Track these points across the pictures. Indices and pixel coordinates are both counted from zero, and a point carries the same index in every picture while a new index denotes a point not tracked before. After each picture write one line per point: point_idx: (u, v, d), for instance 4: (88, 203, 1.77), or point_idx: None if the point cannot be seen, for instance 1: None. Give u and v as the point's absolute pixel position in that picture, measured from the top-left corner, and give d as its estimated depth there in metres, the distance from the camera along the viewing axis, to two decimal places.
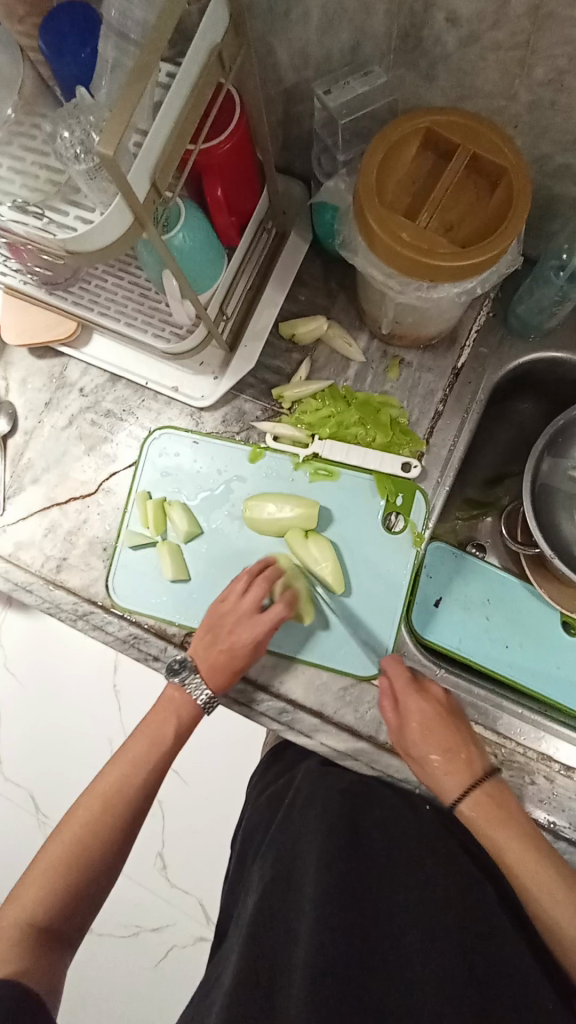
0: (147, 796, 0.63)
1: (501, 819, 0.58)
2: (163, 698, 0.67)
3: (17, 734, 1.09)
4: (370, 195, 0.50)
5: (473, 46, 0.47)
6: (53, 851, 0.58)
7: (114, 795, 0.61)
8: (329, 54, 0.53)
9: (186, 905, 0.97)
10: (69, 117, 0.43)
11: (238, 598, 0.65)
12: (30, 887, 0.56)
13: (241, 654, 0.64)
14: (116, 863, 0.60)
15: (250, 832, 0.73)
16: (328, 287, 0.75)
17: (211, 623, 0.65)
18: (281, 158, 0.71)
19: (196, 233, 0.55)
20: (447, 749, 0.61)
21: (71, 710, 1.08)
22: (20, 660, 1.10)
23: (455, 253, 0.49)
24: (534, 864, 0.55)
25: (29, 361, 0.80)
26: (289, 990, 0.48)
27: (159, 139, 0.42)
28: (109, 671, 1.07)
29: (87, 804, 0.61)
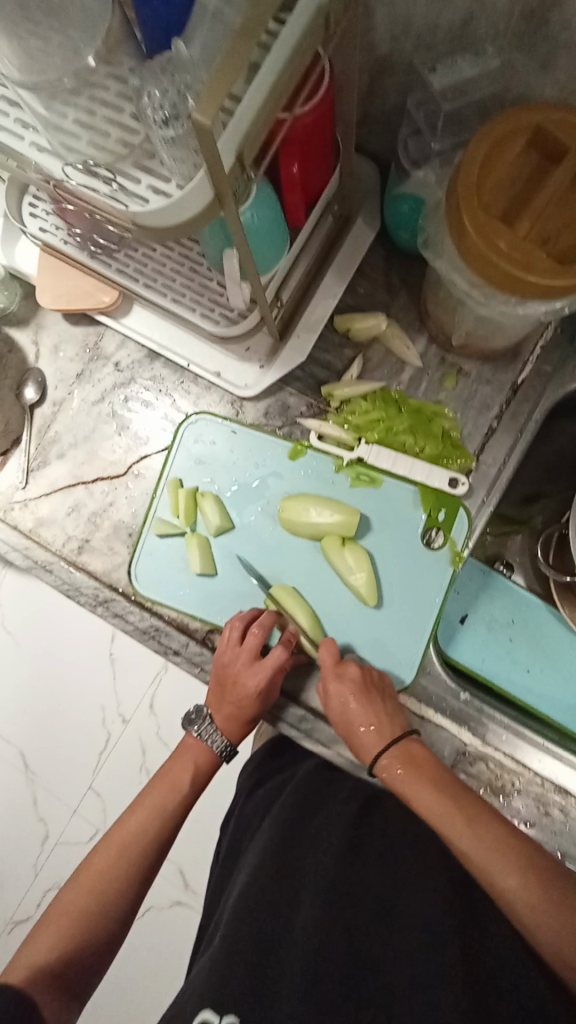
0: (164, 842, 0.63)
1: (430, 789, 0.56)
2: (183, 746, 0.68)
3: (13, 700, 1.08)
4: (469, 196, 0.46)
5: None
6: (72, 896, 0.58)
7: (133, 836, 0.62)
8: (437, 28, 0.48)
9: (165, 869, 0.98)
10: (160, 73, 0.37)
11: (235, 644, 0.64)
12: (46, 931, 0.56)
13: (251, 704, 0.63)
14: (133, 910, 0.60)
15: (245, 822, 0.72)
16: (389, 281, 0.70)
17: (218, 673, 0.65)
18: (357, 135, 0.65)
19: (266, 212, 0.50)
20: (363, 722, 0.61)
21: (68, 679, 1.07)
22: (21, 626, 1.08)
23: (552, 270, 0.45)
24: (473, 828, 0.53)
25: (63, 327, 0.75)
26: (281, 982, 0.47)
27: (252, 109, 0.38)
28: (106, 640, 1.06)
29: (107, 848, 0.61)
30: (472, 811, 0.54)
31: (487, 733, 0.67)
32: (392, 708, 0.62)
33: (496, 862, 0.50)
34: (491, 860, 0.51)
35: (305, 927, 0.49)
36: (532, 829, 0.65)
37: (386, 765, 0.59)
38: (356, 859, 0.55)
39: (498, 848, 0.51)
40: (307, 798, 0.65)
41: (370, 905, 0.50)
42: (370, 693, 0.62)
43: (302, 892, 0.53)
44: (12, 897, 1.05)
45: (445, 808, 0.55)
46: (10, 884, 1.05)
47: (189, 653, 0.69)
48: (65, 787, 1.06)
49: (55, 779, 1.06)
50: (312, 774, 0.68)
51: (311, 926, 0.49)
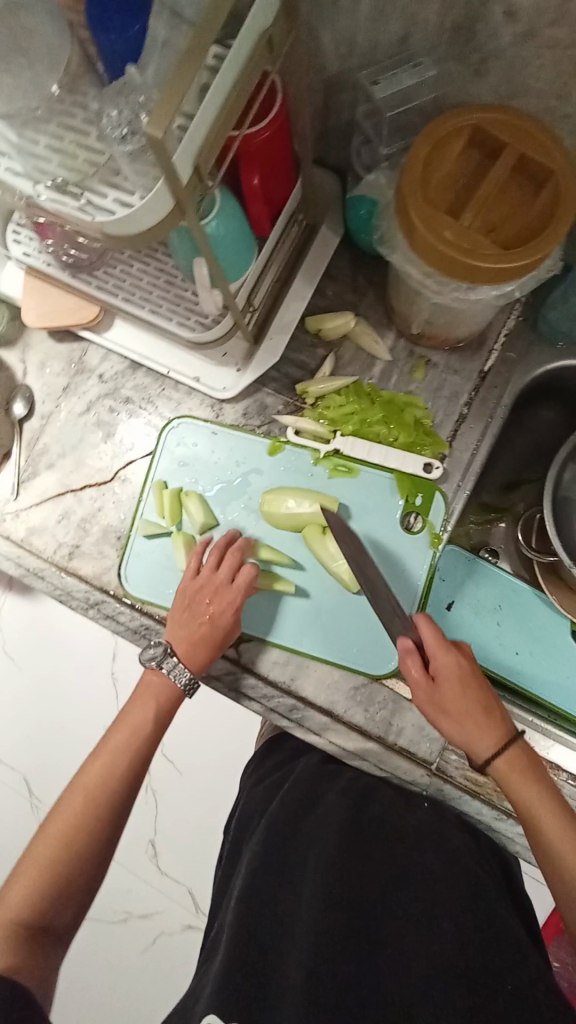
0: (130, 787, 0.63)
1: (532, 786, 0.58)
2: (145, 683, 0.67)
3: (14, 718, 1.08)
4: (414, 192, 0.49)
5: (528, 43, 0.46)
6: (40, 848, 0.58)
7: (99, 784, 0.61)
8: (377, 45, 0.52)
9: (175, 893, 0.97)
10: (117, 95, 0.42)
11: (211, 571, 0.66)
12: (14, 890, 0.55)
13: (226, 618, 0.65)
14: (103, 858, 0.59)
15: (246, 821, 0.73)
16: (355, 283, 0.74)
17: (189, 603, 0.66)
18: (316, 149, 0.69)
19: (230, 221, 0.54)
20: (477, 708, 0.60)
21: (66, 694, 1.07)
22: (20, 645, 1.09)
23: (497, 255, 0.48)
24: (552, 813, 0.56)
25: (49, 344, 0.79)
26: (283, 979, 0.49)
27: (205, 123, 0.41)
28: (108, 658, 1.07)
29: (72, 799, 0.61)
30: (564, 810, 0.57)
31: None
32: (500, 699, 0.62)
33: (566, 849, 0.54)
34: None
35: (304, 931, 0.51)
36: None
37: (477, 732, 0.59)
38: (355, 852, 0.56)
39: (558, 816, 0.56)
40: (304, 791, 0.66)
41: (368, 903, 0.53)
42: (484, 679, 0.61)
43: (301, 887, 0.56)
44: None
45: (540, 808, 0.57)
46: None
47: None
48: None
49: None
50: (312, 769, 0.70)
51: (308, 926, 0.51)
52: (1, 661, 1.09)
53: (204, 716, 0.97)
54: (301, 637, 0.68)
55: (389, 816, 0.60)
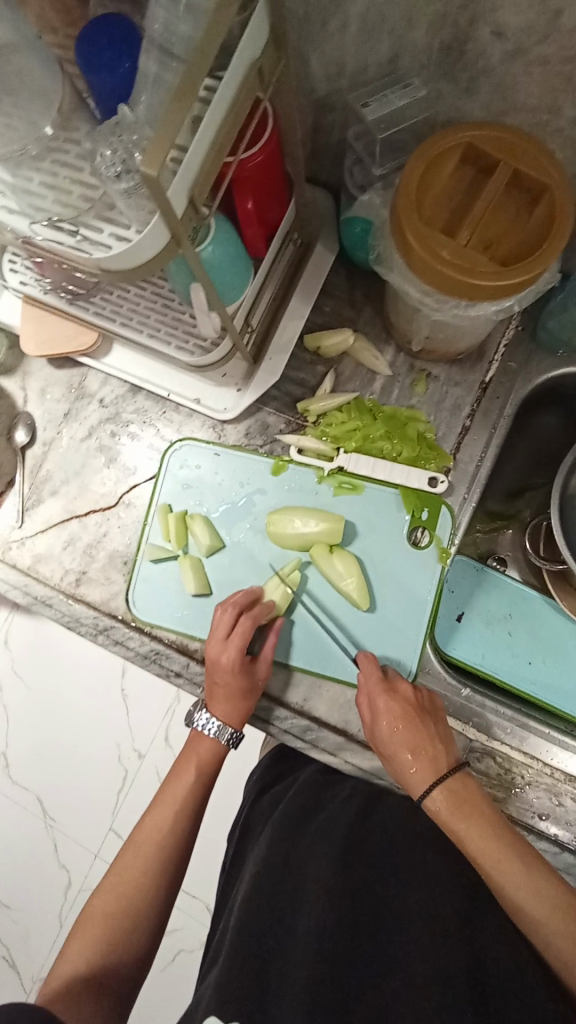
0: (181, 837, 0.63)
1: (478, 826, 0.55)
2: (188, 741, 0.68)
3: (25, 741, 1.08)
4: (409, 212, 0.49)
5: (518, 60, 0.46)
6: (100, 901, 0.59)
7: (150, 833, 0.62)
8: (366, 66, 0.52)
9: (193, 908, 0.96)
10: (109, 135, 0.41)
11: (214, 625, 0.65)
12: (77, 941, 0.57)
13: (242, 674, 0.63)
14: (163, 907, 0.60)
15: (250, 826, 0.73)
16: (352, 299, 0.74)
17: (208, 667, 0.64)
18: (308, 167, 0.69)
19: (226, 247, 0.54)
20: (414, 748, 0.60)
21: (79, 713, 1.07)
22: (29, 667, 1.09)
23: (496, 273, 0.48)
24: (498, 852, 0.53)
25: (49, 371, 0.79)
26: (283, 989, 0.48)
27: (198, 157, 0.41)
28: (117, 676, 1.07)
29: (127, 850, 0.62)
30: (521, 852, 0.53)
31: (493, 728, 0.68)
32: (444, 734, 0.62)
33: (520, 891, 0.51)
34: (538, 907, 0.50)
35: (307, 936, 0.50)
36: (548, 823, 0.65)
37: (418, 771, 0.59)
38: (358, 857, 0.57)
39: (512, 854, 0.53)
40: (308, 800, 0.66)
41: (372, 905, 0.52)
42: (422, 719, 0.61)
43: (303, 890, 0.55)
44: (38, 948, 1.03)
45: (492, 851, 0.53)
46: (35, 933, 1.03)
47: (191, 674, 0.70)
48: (84, 826, 1.05)
49: (72, 820, 1.06)
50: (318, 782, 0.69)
51: (312, 922, 0.51)
52: (11, 683, 1.09)
53: None
54: (311, 656, 0.67)
55: (394, 823, 0.60)
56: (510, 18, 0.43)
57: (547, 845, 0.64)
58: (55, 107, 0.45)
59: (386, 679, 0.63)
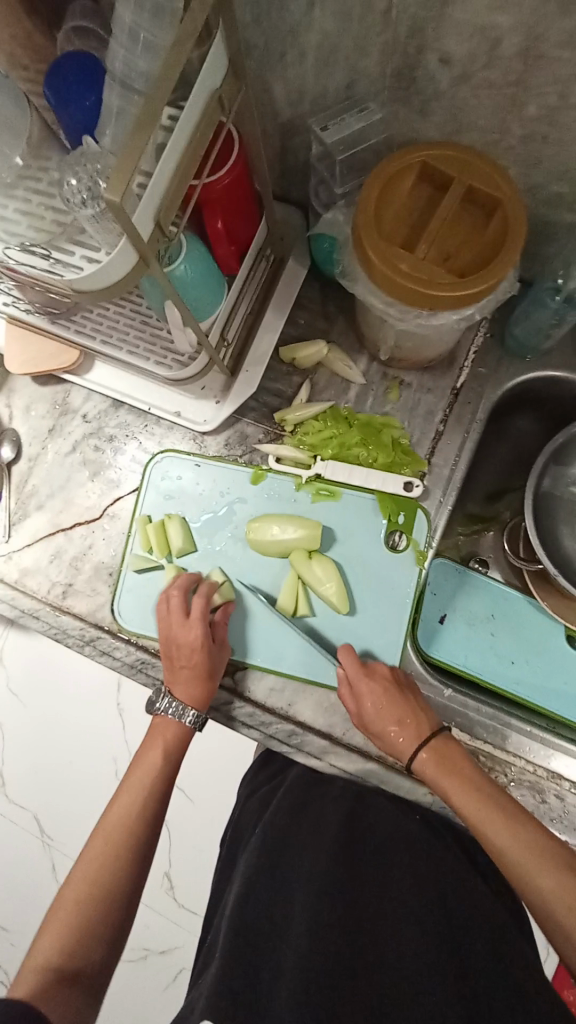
0: (150, 825, 0.63)
1: (458, 780, 0.57)
2: (153, 727, 0.68)
3: (21, 759, 1.07)
4: (369, 229, 0.51)
5: (466, 85, 0.49)
6: (69, 894, 0.58)
7: (119, 823, 0.62)
8: (325, 92, 0.55)
9: (192, 926, 0.94)
10: (75, 164, 0.44)
11: (172, 610, 0.66)
12: (46, 937, 0.55)
13: (205, 655, 0.65)
14: (132, 895, 0.60)
15: (241, 832, 0.72)
16: (326, 311, 0.76)
17: (167, 651, 0.66)
18: (278, 187, 0.72)
19: (197, 264, 0.56)
20: (397, 720, 0.61)
21: (74, 728, 1.06)
22: (25, 685, 1.07)
23: (453, 284, 0.50)
24: (482, 808, 0.55)
25: (32, 388, 0.81)
26: (276, 987, 0.48)
27: (161, 184, 0.43)
28: (113, 692, 1.05)
29: (93, 842, 0.61)
30: (502, 806, 0.55)
31: (474, 726, 0.69)
32: (426, 705, 0.63)
33: (511, 846, 0.53)
34: (524, 856, 0.52)
35: (299, 934, 0.51)
36: None
37: (405, 750, 0.61)
38: (350, 856, 0.57)
39: (497, 809, 0.55)
40: (296, 797, 0.66)
41: (368, 911, 0.53)
42: (403, 691, 0.63)
43: (296, 894, 0.55)
44: None
45: (472, 803, 0.56)
46: None
47: None
48: (81, 842, 1.05)
49: (70, 837, 1.05)
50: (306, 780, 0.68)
51: (306, 923, 0.51)
52: (4, 700, 1.07)
53: (207, 740, 0.96)
54: (295, 662, 0.68)
55: (383, 826, 0.61)
56: (454, 46, 0.46)
57: None
58: (25, 138, 0.47)
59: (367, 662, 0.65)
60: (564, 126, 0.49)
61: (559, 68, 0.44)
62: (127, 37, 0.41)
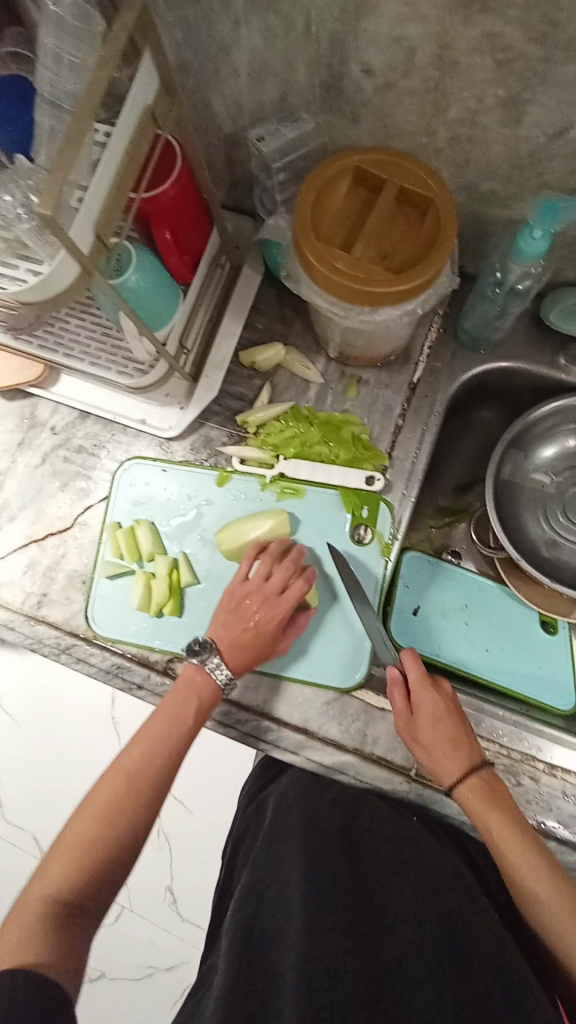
0: (163, 782, 0.60)
1: (501, 822, 0.58)
2: (180, 681, 0.64)
3: (17, 780, 1.05)
4: (306, 230, 0.53)
5: (390, 92, 0.51)
6: (73, 832, 0.57)
7: (138, 771, 0.60)
8: (261, 105, 0.57)
9: (195, 939, 0.92)
10: (9, 181, 0.46)
11: (259, 580, 0.66)
12: (54, 866, 0.55)
13: (267, 606, 0.65)
14: (137, 845, 0.59)
15: (239, 841, 0.72)
16: (283, 314, 0.78)
17: (231, 604, 0.66)
18: (230, 198, 0.74)
19: (148, 274, 0.58)
20: (447, 741, 0.62)
21: (68, 746, 1.03)
22: (18, 704, 1.04)
23: (390, 280, 0.52)
24: (523, 852, 0.56)
25: (1, 403, 0.82)
26: (282, 991, 0.47)
27: (98, 197, 0.45)
28: (106, 706, 1.02)
29: (111, 780, 0.59)
30: (538, 849, 0.57)
31: None
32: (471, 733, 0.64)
33: (545, 892, 0.54)
34: (554, 906, 0.54)
35: (299, 930, 0.50)
36: None
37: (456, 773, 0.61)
38: (347, 859, 0.57)
39: (535, 854, 0.56)
40: (295, 799, 0.65)
41: (369, 906, 0.53)
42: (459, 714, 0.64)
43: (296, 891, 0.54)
44: None
45: (510, 845, 0.57)
46: None
47: (153, 686, 0.71)
48: None
49: None
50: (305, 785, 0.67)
51: (304, 925, 0.50)
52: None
53: (200, 750, 0.93)
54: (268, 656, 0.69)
55: (380, 818, 0.62)
56: (375, 57, 0.48)
57: None
58: None
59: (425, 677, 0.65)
60: (486, 127, 0.51)
61: (472, 73, 0.47)
62: (54, 61, 0.43)
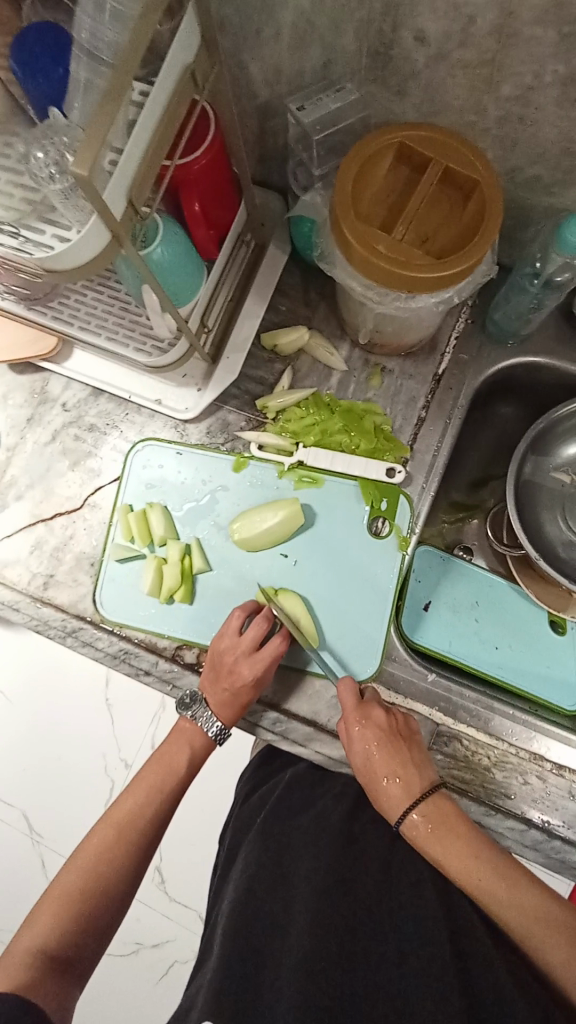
0: (156, 830, 0.64)
1: (455, 844, 0.55)
2: (177, 729, 0.69)
3: (9, 760, 1.02)
4: (346, 209, 0.51)
5: (442, 63, 0.48)
6: (68, 878, 0.59)
7: (131, 817, 0.63)
8: (302, 71, 0.54)
9: (184, 920, 0.91)
10: (42, 138, 0.43)
11: (235, 636, 0.65)
12: (44, 914, 0.57)
13: (245, 669, 0.63)
14: (130, 885, 0.62)
15: (237, 831, 0.71)
16: (307, 297, 0.76)
17: (213, 661, 0.65)
18: (258, 172, 0.71)
19: (175, 246, 0.55)
20: (388, 772, 0.60)
21: (64, 728, 1.02)
22: (16, 684, 1.02)
23: (432, 266, 0.50)
24: (474, 869, 0.54)
25: (11, 377, 0.79)
26: (279, 989, 0.49)
27: (133, 160, 0.42)
28: (100, 687, 1.01)
29: (103, 831, 0.62)
30: (494, 860, 0.54)
31: (458, 710, 0.69)
32: (420, 758, 0.61)
33: (505, 908, 0.51)
34: (520, 920, 0.51)
35: (299, 933, 0.51)
36: (515, 801, 0.66)
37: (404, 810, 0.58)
38: (350, 856, 0.57)
39: (490, 870, 0.53)
40: (295, 795, 0.65)
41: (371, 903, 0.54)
42: (396, 740, 0.61)
43: (295, 892, 0.55)
44: None
45: (470, 866, 0.54)
46: None
47: (160, 671, 0.70)
48: (70, 842, 1.01)
49: (59, 835, 1.01)
50: (306, 778, 0.67)
51: (306, 928, 0.51)
52: None
53: None
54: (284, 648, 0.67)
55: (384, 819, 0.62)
56: (429, 25, 0.45)
57: (515, 823, 0.65)
58: None
59: (361, 704, 0.63)
60: (539, 106, 0.49)
61: (533, 46, 0.44)
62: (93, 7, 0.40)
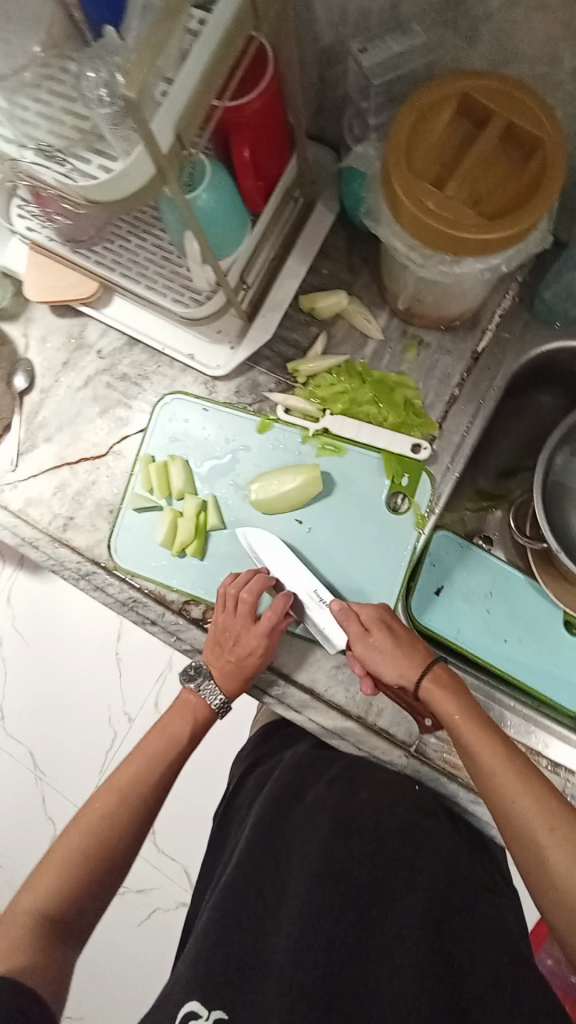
0: (157, 798, 0.64)
1: (454, 701, 0.58)
2: (180, 699, 0.69)
3: (19, 697, 1.06)
4: (398, 160, 0.49)
5: (518, 6, 0.45)
6: (68, 844, 0.59)
7: (132, 784, 0.63)
8: (368, 11, 0.51)
9: (171, 873, 0.93)
10: (95, 58, 0.43)
11: (233, 606, 0.65)
12: (44, 878, 0.57)
13: (248, 639, 0.64)
14: (131, 851, 0.62)
15: (239, 805, 0.73)
16: (351, 262, 0.74)
17: (217, 636, 0.66)
18: (314, 125, 0.69)
19: (221, 194, 0.54)
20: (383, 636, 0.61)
21: (73, 673, 1.05)
22: (31, 624, 1.06)
23: (482, 226, 0.48)
24: (487, 744, 0.55)
25: (50, 319, 0.80)
26: (268, 974, 0.50)
27: (185, 90, 0.41)
28: (112, 640, 1.04)
29: (104, 798, 0.62)
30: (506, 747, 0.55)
31: None
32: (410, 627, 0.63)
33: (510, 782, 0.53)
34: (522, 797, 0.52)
35: (292, 922, 0.52)
36: None
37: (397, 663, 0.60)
38: (343, 843, 0.57)
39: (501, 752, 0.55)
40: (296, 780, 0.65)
41: (365, 894, 0.54)
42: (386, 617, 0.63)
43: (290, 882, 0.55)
44: None
45: (483, 747, 0.55)
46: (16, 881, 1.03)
47: (165, 622, 0.71)
48: (71, 785, 1.04)
49: (61, 776, 1.05)
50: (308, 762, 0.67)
51: (296, 913, 0.52)
52: (9, 637, 1.07)
53: None
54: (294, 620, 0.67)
55: (380, 793, 0.60)
56: None
57: None
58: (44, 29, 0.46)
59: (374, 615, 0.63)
60: None
61: None
62: None
